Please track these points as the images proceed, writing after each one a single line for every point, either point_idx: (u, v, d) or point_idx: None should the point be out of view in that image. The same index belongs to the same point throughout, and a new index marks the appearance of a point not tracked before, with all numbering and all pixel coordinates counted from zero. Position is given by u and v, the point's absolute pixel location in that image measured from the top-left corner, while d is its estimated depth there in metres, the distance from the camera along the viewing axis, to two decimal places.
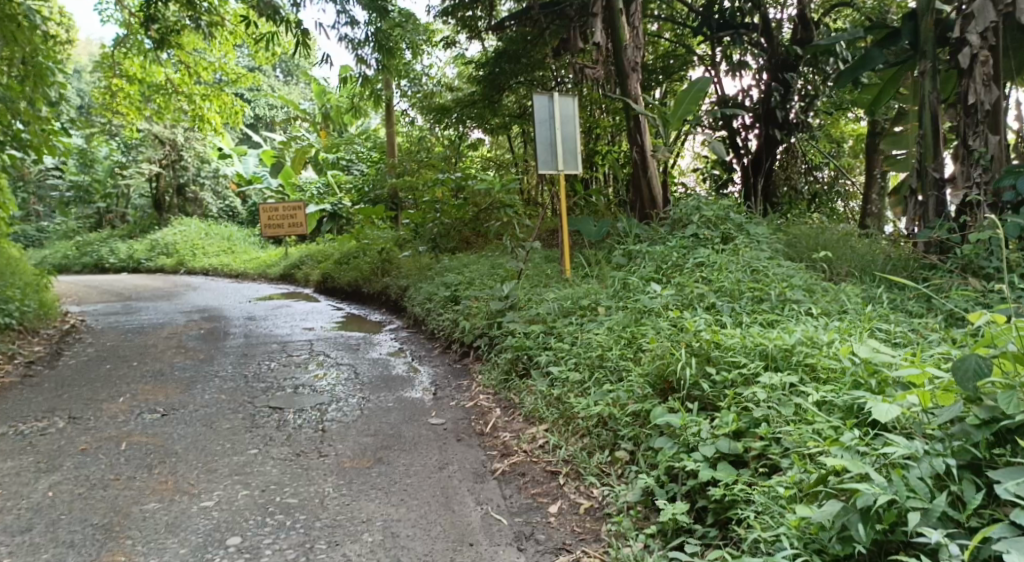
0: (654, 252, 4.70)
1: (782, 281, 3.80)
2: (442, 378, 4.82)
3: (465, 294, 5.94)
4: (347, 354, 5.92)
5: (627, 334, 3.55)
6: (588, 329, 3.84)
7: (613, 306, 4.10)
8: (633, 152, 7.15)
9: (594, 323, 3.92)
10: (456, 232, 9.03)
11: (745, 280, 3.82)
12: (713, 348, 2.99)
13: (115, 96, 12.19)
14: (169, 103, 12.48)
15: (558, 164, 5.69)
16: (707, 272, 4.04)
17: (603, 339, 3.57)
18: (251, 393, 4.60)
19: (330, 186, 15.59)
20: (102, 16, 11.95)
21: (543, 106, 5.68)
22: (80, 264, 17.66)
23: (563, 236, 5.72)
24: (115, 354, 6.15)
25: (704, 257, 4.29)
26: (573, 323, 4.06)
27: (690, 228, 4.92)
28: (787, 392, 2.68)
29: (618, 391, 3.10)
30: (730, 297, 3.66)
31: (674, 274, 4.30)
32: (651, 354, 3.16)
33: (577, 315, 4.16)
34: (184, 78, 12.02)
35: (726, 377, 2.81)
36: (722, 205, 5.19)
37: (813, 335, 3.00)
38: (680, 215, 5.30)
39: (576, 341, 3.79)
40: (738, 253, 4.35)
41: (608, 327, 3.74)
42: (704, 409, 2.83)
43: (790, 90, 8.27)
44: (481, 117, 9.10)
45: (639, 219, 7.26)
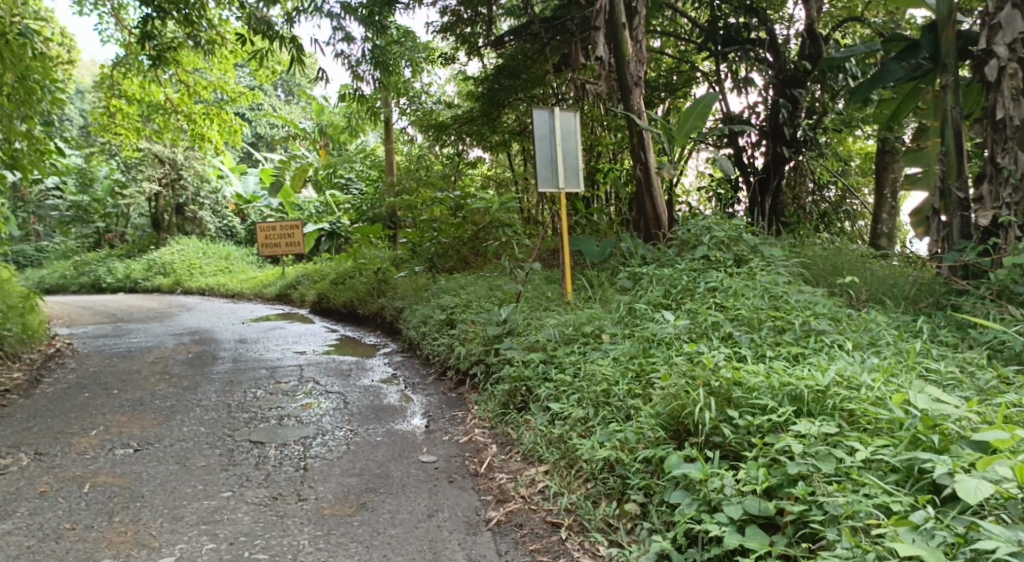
0: (662, 274, 4.43)
1: (803, 310, 3.54)
2: (436, 409, 4.52)
3: (461, 318, 5.66)
4: (338, 380, 5.63)
5: (637, 367, 3.27)
6: (593, 359, 3.57)
7: (619, 333, 3.83)
8: (636, 170, 6.90)
9: (598, 353, 3.65)
10: (454, 251, 8.76)
11: (763, 308, 3.56)
12: (734, 387, 2.72)
13: (114, 116, 12.07)
14: (168, 123, 12.31)
15: (559, 182, 5.44)
16: (720, 298, 3.78)
17: (609, 371, 3.30)
18: (231, 425, 4.31)
19: (329, 205, 15.39)
20: (102, 36, 11.85)
21: (543, 122, 5.44)
22: (77, 284, 17.44)
23: (564, 257, 5.45)
24: (96, 381, 5.87)
25: (715, 282, 4.02)
26: (576, 351, 3.79)
27: (700, 249, 4.67)
28: (825, 444, 2.40)
29: (627, 432, 2.82)
30: (747, 327, 3.40)
31: (684, 299, 4.04)
32: (663, 391, 2.89)
33: (580, 342, 3.89)
34: (184, 97, 11.87)
35: (752, 422, 2.54)
36: (732, 224, 4.93)
37: (848, 374, 2.73)
38: (687, 235, 5.04)
39: (579, 372, 3.51)
40: (753, 276, 4.09)
41: (615, 358, 3.47)
42: (726, 457, 2.56)
43: (797, 107, 8.07)
44: (481, 135, 8.89)
45: (644, 239, 6.99)
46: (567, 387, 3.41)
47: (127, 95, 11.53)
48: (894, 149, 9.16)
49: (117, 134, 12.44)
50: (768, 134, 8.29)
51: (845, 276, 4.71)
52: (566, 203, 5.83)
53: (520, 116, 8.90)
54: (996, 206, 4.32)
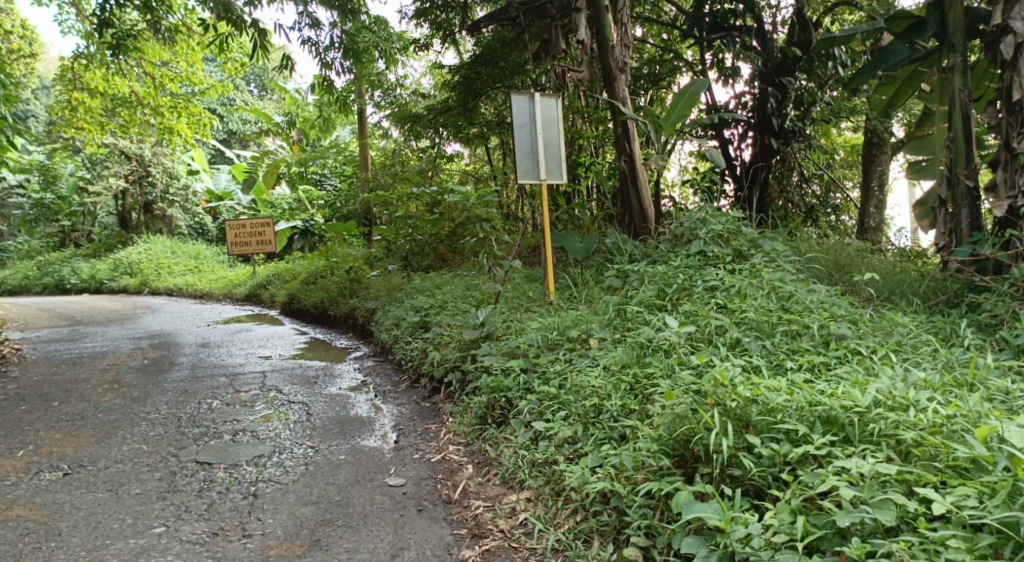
0: (655, 273, 4.08)
1: (817, 313, 3.22)
2: (407, 421, 4.13)
3: (435, 320, 5.26)
4: (302, 389, 5.19)
5: (633, 379, 2.93)
6: (581, 368, 3.21)
7: (609, 338, 3.48)
8: (621, 161, 6.55)
9: (587, 360, 3.29)
10: (430, 249, 8.42)
11: (774, 309, 3.25)
12: (753, 410, 2.39)
13: (76, 111, 11.26)
14: (134, 117, 11.69)
15: (541, 173, 5.06)
16: (721, 299, 3.45)
17: (602, 381, 2.95)
18: (177, 443, 3.87)
19: (302, 202, 14.76)
20: (63, 27, 11.26)
21: (522, 108, 5.06)
22: (41, 286, 16.75)
23: (546, 253, 5.08)
24: (36, 391, 5.37)
25: (713, 281, 3.68)
26: (563, 357, 3.42)
27: (695, 244, 4.32)
28: (877, 484, 2.08)
29: (624, 455, 2.48)
30: (758, 333, 3.08)
31: (681, 299, 3.69)
32: (665, 410, 2.54)
33: (565, 347, 3.52)
34: (150, 90, 11.28)
35: (777, 452, 2.23)
36: (728, 218, 4.59)
37: (895, 393, 2.44)
38: (678, 230, 4.69)
39: (565, 383, 3.15)
40: (756, 274, 3.76)
41: (605, 366, 3.11)
42: (746, 494, 2.25)
43: (786, 97, 7.80)
44: (458, 127, 8.48)
45: (630, 235, 6.64)
46: (553, 398, 3.05)
47: (90, 87, 10.94)
48: (881, 141, 8.93)
49: (80, 129, 11.84)
50: (755, 124, 8.01)
51: (850, 273, 4.39)
52: (548, 196, 5.46)
53: (498, 107, 8.50)
54: (1010, 195, 4.05)
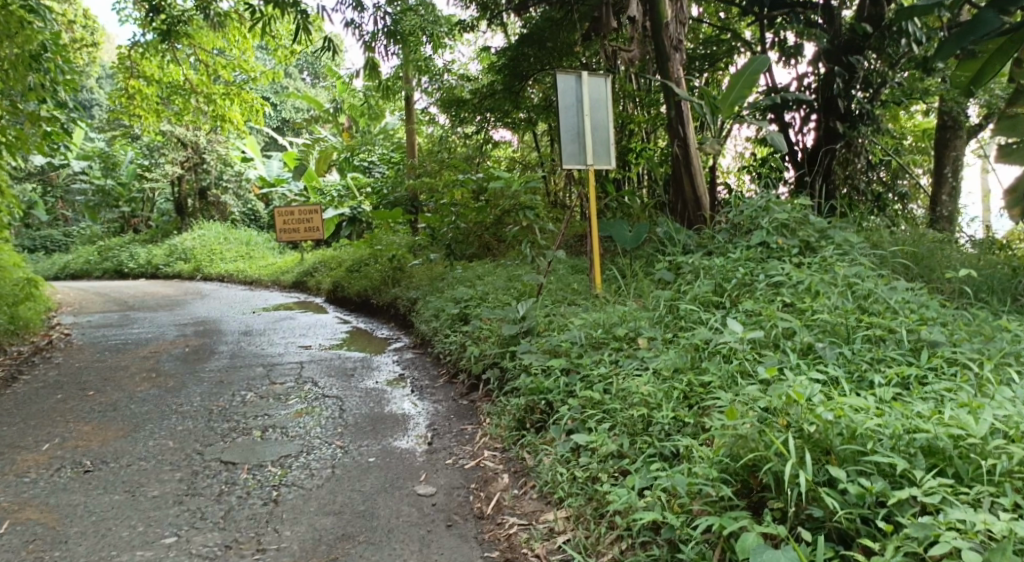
0: (712, 266, 3.75)
1: (901, 317, 2.88)
2: (443, 420, 3.91)
3: (475, 313, 5.01)
4: (338, 381, 5.02)
5: (688, 391, 2.63)
6: (629, 371, 2.92)
7: (660, 338, 3.18)
8: (674, 145, 6.20)
9: (634, 362, 2.99)
10: (474, 237, 8.16)
11: (853, 311, 2.92)
12: (833, 434, 2.09)
13: (133, 99, 11.36)
14: (188, 104, 11.71)
15: (588, 157, 4.75)
16: (790, 300, 3.13)
17: (652, 391, 2.67)
18: (203, 438, 3.74)
19: (350, 188, 14.34)
20: (121, 16, 11.31)
21: (569, 88, 4.73)
22: (102, 270, 17.21)
23: (592, 244, 4.79)
24: (76, 379, 5.35)
25: (778, 278, 3.34)
26: (609, 358, 3.14)
27: (757, 235, 3.95)
28: (1000, 541, 1.77)
29: (676, 477, 2.21)
30: (833, 338, 2.76)
31: (743, 296, 3.37)
32: (726, 430, 2.25)
33: (611, 347, 3.23)
34: (203, 77, 11.27)
35: (870, 491, 1.92)
36: (794, 206, 4.19)
37: (1014, 421, 2.11)
38: (738, 220, 4.32)
39: (610, 388, 2.87)
40: (828, 270, 3.41)
41: (655, 372, 2.81)
42: (828, 539, 1.95)
43: (854, 76, 7.26)
44: (504, 110, 8.19)
45: (683, 224, 6.28)
46: (598, 406, 2.78)
47: (145, 75, 11.00)
48: (957, 124, 8.29)
49: (136, 117, 11.92)
50: (819, 106, 7.49)
51: (933, 267, 3.98)
52: (594, 181, 5.14)
53: (546, 90, 8.17)
54: None
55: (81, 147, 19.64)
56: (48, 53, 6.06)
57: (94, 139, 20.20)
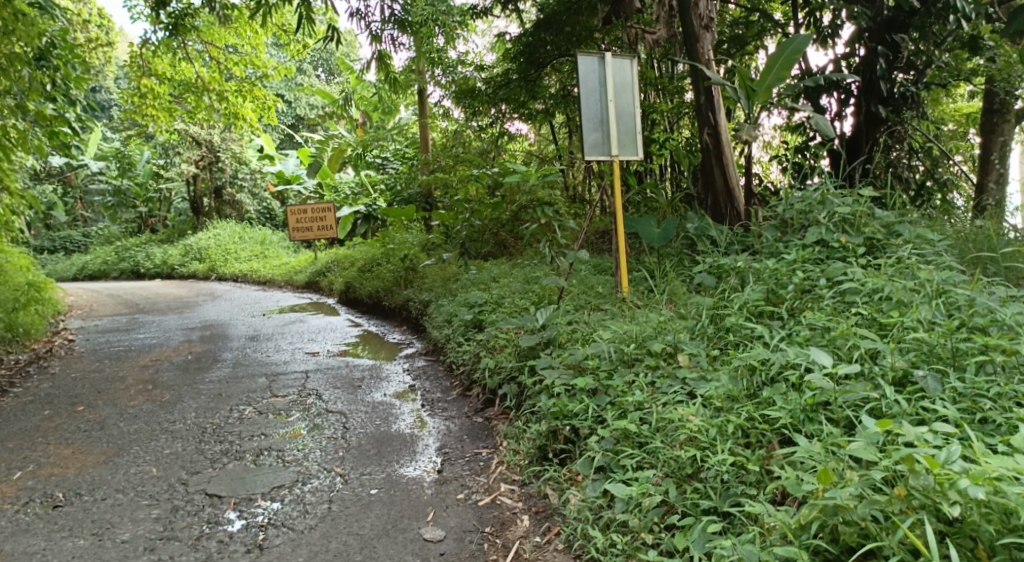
0: (759, 272, 3.38)
1: (1019, 334, 2.53)
2: (454, 443, 3.53)
3: (490, 319, 4.61)
4: (344, 394, 4.63)
5: (749, 429, 2.38)
6: (678, 403, 2.61)
7: (704, 359, 2.85)
8: (704, 135, 5.76)
9: (676, 387, 2.71)
10: (490, 235, 7.74)
11: (959, 333, 2.57)
12: (980, 518, 1.84)
13: (145, 98, 10.85)
14: (201, 103, 11.25)
15: (612, 148, 4.32)
16: (872, 316, 2.80)
17: (706, 427, 2.41)
18: (191, 464, 3.37)
19: (364, 186, 14.09)
20: (133, 13, 10.99)
21: (592, 72, 4.31)
22: (118, 271, 17.08)
23: (617, 241, 4.37)
24: (68, 391, 5.06)
25: (850, 288, 2.99)
26: (645, 379, 2.81)
27: (811, 232, 3.55)
28: None
29: (744, 549, 1.98)
30: (934, 364, 2.46)
31: (807, 308, 3.01)
32: (819, 502, 1.96)
33: (646, 366, 2.89)
34: (215, 74, 10.80)
35: None
36: (852, 199, 3.73)
37: None
38: (790, 216, 3.88)
39: (648, 418, 2.59)
40: (901, 278, 3.02)
41: (708, 404, 2.55)
42: None
43: (897, 57, 6.73)
44: (521, 100, 7.77)
45: (713, 218, 5.83)
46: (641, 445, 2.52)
47: (157, 74, 10.58)
48: (1004, 107, 7.72)
49: (148, 118, 11.55)
50: (857, 90, 6.94)
51: (1011, 268, 3.55)
52: (618, 174, 4.71)
53: (564, 79, 7.76)
54: None
55: (96, 146, 19.44)
56: (56, 49, 5.75)
57: (111, 139, 20.09)
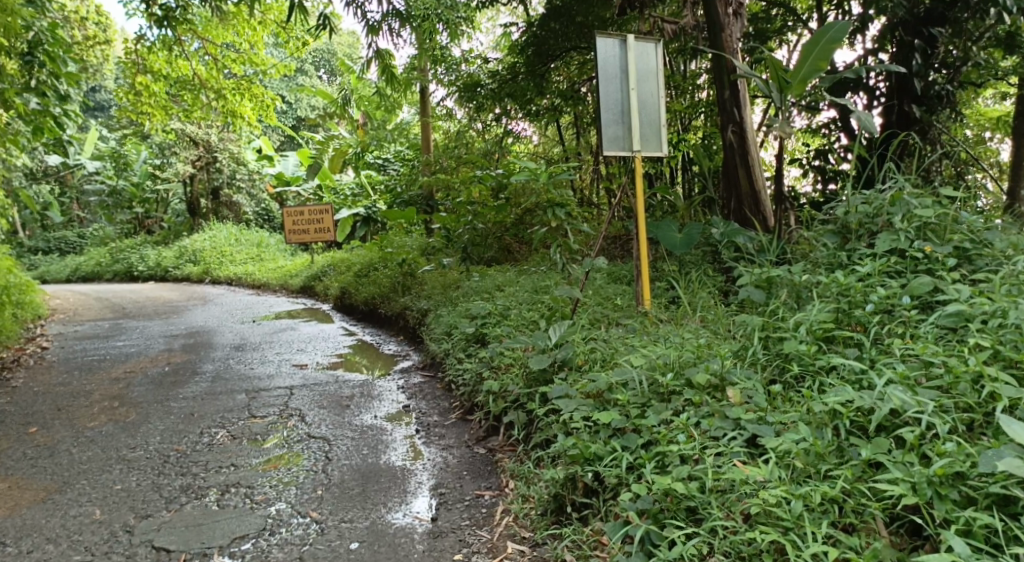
0: (827, 296, 2.95)
1: None
2: (452, 481, 3.04)
3: (494, 333, 4.12)
4: (330, 416, 4.14)
5: (845, 504, 2.00)
6: (744, 461, 2.18)
7: (763, 399, 2.43)
8: (728, 132, 5.27)
9: (730, 432, 2.30)
10: (494, 239, 7.25)
11: None
12: None
13: (139, 96, 10.10)
14: (197, 101, 10.35)
15: (633, 143, 3.84)
16: (995, 348, 2.38)
17: (785, 498, 2.01)
18: (143, 504, 2.88)
19: (363, 187, 13.64)
20: (127, 8, 10.42)
21: (612, 58, 3.83)
22: (112, 272, 16.60)
23: (637, 247, 3.90)
24: (25, 408, 4.57)
25: (955, 310, 2.59)
26: (690, 418, 2.38)
27: (884, 239, 3.17)
28: None
29: None
30: None
31: (891, 341, 2.56)
32: None
33: (689, 403, 2.46)
34: (213, 72, 9.93)
35: None
36: (931, 201, 3.31)
37: None
38: (855, 221, 3.42)
39: (698, 475, 2.16)
40: (1003, 300, 2.59)
41: (785, 464, 2.15)
42: None
43: (935, 51, 6.08)
44: (528, 97, 7.27)
45: (737, 222, 5.33)
46: (694, 519, 2.09)
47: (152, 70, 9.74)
48: None
49: (143, 117, 10.78)
50: (888, 88, 6.35)
51: None
52: (637, 172, 4.22)
53: (574, 75, 7.27)
54: None
55: (93, 146, 18.98)
56: (45, 45, 5.65)
57: (108, 138, 19.62)
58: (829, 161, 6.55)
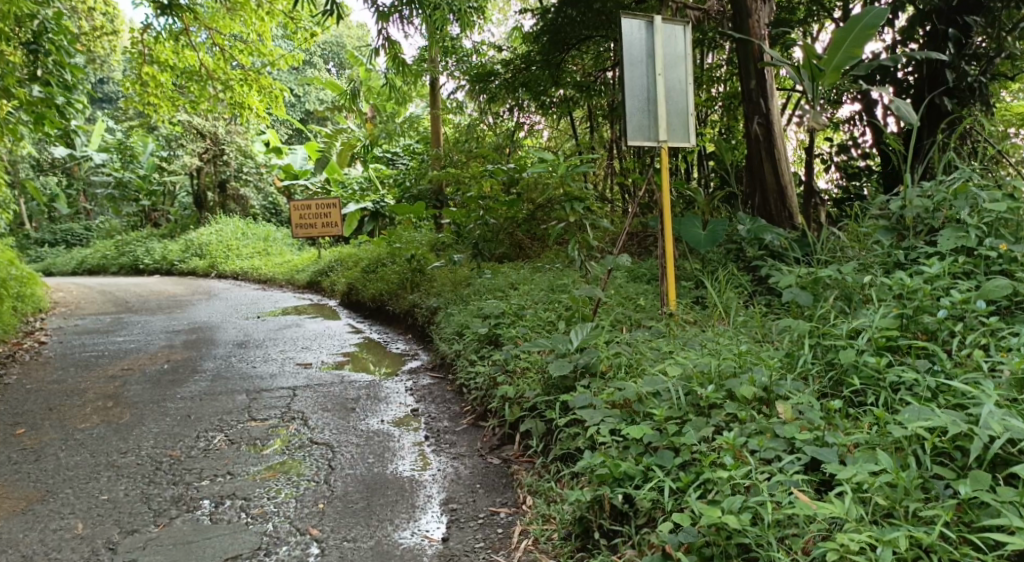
0: (887, 303, 2.73)
1: None
2: (465, 494, 2.82)
3: (509, 334, 3.90)
4: (334, 420, 3.91)
5: (938, 548, 1.72)
6: (806, 492, 1.96)
7: (819, 417, 2.21)
8: (753, 125, 5.02)
9: (787, 459, 2.06)
10: (505, 235, 7.02)
11: None
12: None
13: (146, 86, 9.77)
14: (205, 93, 9.92)
15: (660, 133, 3.60)
16: None
17: (869, 544, 1.74)
18: (129, 518, 2.69)
19: (372, 181, 13.42)
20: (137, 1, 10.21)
21: (637, 41, 3.59)
22: (117, 265, 16.45)
23: (662, 244, 3.68)
24: (15, 407, 4.38)
25: None
26: (736, 437, 2.16)
27: (951, 236, 3.02)
28: None
29: None
30: None
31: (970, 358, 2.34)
32: None
33: (735, 422, 2.24)
34: (220, 63, 9.64)
35: None
36: (1000, 194, 3.14)
37: None
38: (912, 217, 3.31)
39: (754, 509, 1.92)
40: None
41: (859, 498, 1.90)
42: None
43: (968, 42, 5.48)
44: (542, 87, 7.00)
45: (761, 217, 5.08)
46: (746, 557, 1.85)
47: (159, 61, 9.41)
48: None
49: (150, 108, 10.42)
50: (918, 79, 5.75)
51: None
52: (662, 164, 3.98)
53: (589, 66, 7.03)
54: None
55: (100, 138, 18.80)
56: (49, 33, 5.51)
57: (116, 129, 19.47)
58: (852, 156, 6.07)
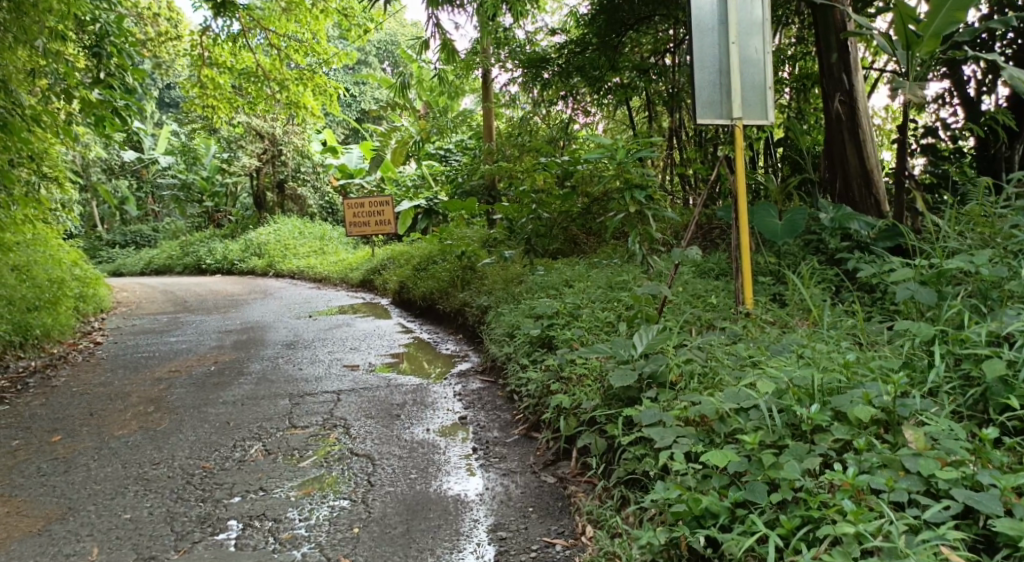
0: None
1: None
2: (515, 520, 2.48)
3: (563, 336, 3.55)
4: (377, 428, 3.62)
5: None
6: (959, 553, 1.58)
7: (961, 449, 1.82)
8: (834, 103, 4.53)
9: (932, 507, 1.67)
10: (560, 230, 6.66)
11: None
12: None
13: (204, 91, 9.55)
14: (262, 94, 9.78)
15: (733, 109, 3.19)
16: None
17: None
18: (150, 542, 2.46)
19: (426, 178, 13.22)
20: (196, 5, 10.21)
21: (708, 6, 3.20)
22: (182, 265, 16.76)
23: (736, 233, 3.26)
24: (58, 411, 4.27)
25: None
26: (857, 476, 1.79)
27: None
28: None
29: None
30: None
31: None
32: None
33: (851, 455, 1.86)
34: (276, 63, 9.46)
35: None
36: None
37: None
38: None
39: None
40: None
41: None
42: None
43: None
44: (599, 73, 6.60)
45: (842, 204, 4.58)
46: None
47: (219, 64, 9.24)
48: None
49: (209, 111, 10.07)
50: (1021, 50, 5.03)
51: None
52: (734, 145, 3.57)
53: (649, 49, 6.57)
54: None
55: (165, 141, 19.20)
56: (111, 36, 5.37)
57: (180, 132, 19.87)
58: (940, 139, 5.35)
